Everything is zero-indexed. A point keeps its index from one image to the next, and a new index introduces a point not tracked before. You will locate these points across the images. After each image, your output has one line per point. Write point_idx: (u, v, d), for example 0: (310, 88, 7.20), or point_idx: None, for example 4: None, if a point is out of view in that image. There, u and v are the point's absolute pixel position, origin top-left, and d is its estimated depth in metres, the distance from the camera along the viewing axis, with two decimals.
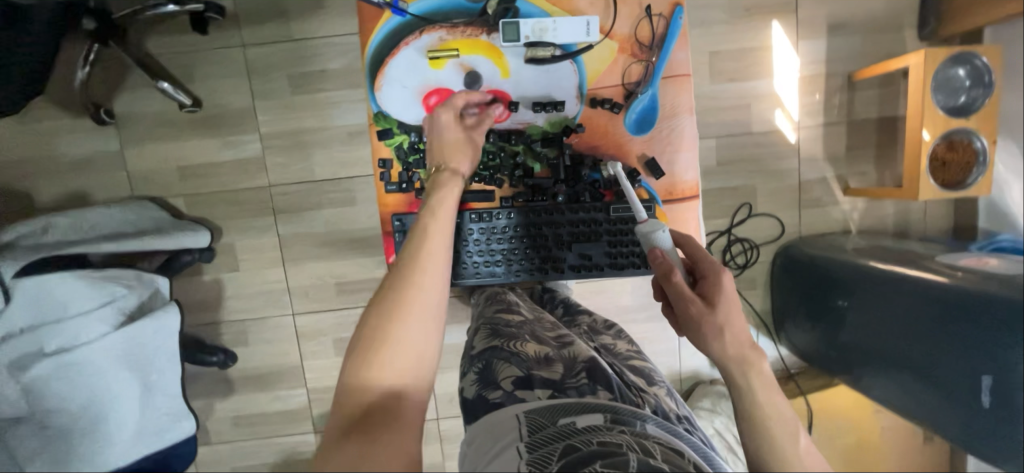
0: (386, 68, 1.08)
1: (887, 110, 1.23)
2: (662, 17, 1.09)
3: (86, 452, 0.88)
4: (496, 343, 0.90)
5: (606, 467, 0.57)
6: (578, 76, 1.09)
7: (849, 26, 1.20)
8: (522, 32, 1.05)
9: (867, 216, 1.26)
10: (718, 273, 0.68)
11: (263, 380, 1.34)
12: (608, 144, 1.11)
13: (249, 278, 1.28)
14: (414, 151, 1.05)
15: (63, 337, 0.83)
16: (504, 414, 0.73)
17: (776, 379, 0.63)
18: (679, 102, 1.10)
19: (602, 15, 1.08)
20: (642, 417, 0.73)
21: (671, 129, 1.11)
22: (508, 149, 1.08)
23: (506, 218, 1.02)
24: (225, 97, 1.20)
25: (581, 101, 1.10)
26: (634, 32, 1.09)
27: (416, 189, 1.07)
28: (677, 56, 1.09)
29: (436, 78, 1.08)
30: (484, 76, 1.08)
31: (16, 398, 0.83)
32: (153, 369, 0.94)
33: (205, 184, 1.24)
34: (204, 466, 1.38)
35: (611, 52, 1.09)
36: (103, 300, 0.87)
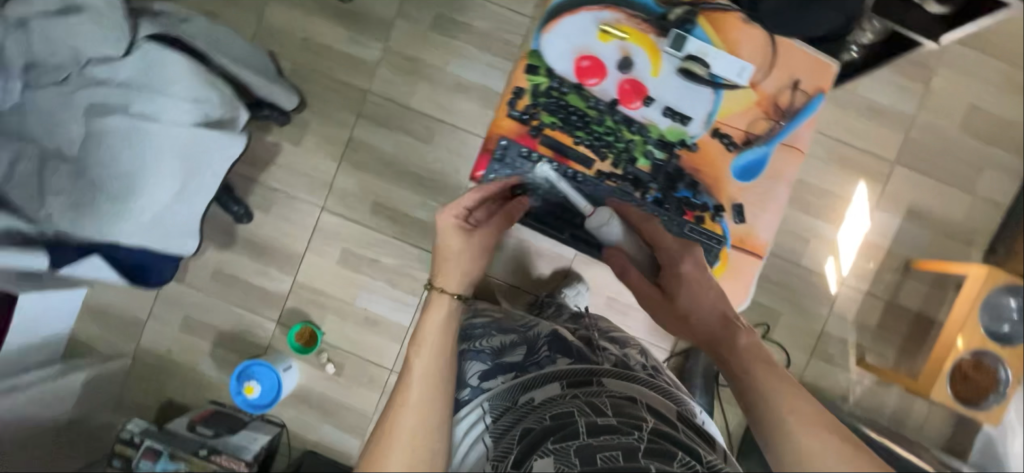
0: (558, 19, 0.87)
1: (928, 310, 1.26)
2: (810, 91, 0.88)
3: (107, 217, 0.89)
4: (462, 346, 0.87)
5: (556, 445, 0.61)
6: (711, 106, 0.89)
7: (925, 219, 1.25)
8: (691, 43, 0.86)
9: (869, 394, 1.26)
10: (677, 251, 0.83)
11: (260, 252, 1.35)
12: (709, 174, 0.90)
13: (303, 158, 1.33)
14: (548, 95, 0.87)
15: (147, 105, 0.87)
16: (464, 408, 0.76)
17: (737, 345, 0.65)
18: (787, 170, 0.89)
19: (764, 60, 0.87)
20: (600, 373, 0.76)
21: (764, 190, 0.89)
22: (626, 132, 0.90)
23: (586, 188, 0.89)
24: (374, 2, 1.30)
25: (703, 127, 0.89)
26: (778, 93, 0.88)
27: (535, 129, 0.88)
28: (801, 129, 0.88)
29: (595, 50, 0.87)
30: (636, 71, 0.88)
31: (77, 136, 0.89)
32: (196, 177, 0.95)
33: (313, 61, 1.31)
34: (163, 301, 1.38)
35: (748, 101, 0.88)
36: (191, 98, 0.89)
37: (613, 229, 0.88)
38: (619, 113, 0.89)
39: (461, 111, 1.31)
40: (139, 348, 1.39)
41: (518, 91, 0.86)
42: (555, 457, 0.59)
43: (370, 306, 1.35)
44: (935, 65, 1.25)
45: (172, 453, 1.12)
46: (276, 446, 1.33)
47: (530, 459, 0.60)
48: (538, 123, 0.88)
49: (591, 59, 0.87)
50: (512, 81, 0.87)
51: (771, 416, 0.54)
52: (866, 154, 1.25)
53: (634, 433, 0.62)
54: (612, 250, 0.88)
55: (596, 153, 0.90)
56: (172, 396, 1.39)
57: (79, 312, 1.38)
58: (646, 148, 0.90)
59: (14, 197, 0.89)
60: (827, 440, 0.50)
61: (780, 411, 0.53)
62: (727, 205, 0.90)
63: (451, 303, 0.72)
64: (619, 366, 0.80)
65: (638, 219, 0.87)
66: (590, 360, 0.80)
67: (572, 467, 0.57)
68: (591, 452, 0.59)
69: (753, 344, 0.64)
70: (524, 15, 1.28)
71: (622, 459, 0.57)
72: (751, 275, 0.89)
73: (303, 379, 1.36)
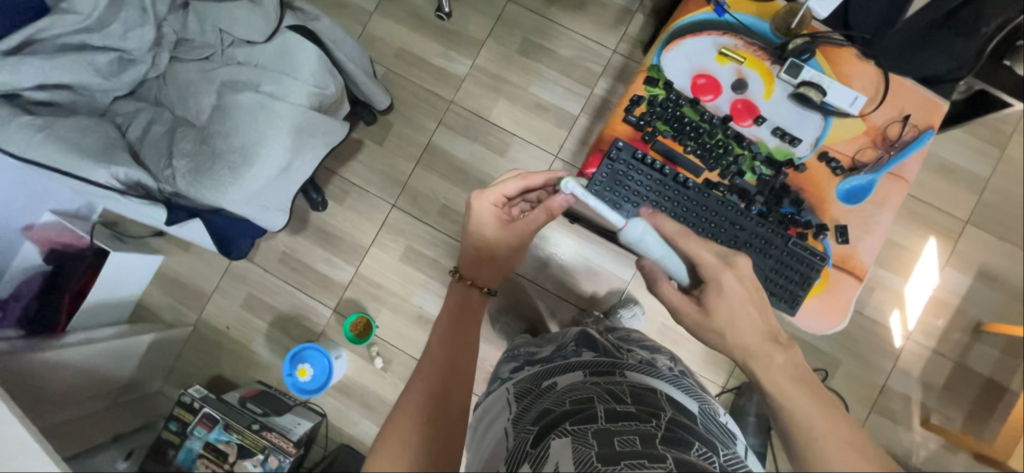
0: (680, 40, 0.88)
1: (999, 376, 1.21)
2: (922, 126, 0.86)
3: (215, 185, 0.95)
4: (500, 367, 0.91)
5: (574, 426, 0.59)
6: (819, 133, 0.87)
7: (997, 282, 1.23)
8: (808, 71, 0.84)
9: (931, 458, 1.21)
10: (717, 270, 0.67)
11: (329, 241, 1.40)
12: (809, 195, 0.87)
13: (382, 156, 1.40)
14: (668, 106, 0.87)
15: (277, 86, 0.98)
16: (497, 398, 0.78)
17: (772, 362, 0.60)
18: (892, 197, 0.85)
19: (873, 93, 0.86)
20: (622, 366, 0.75)
21: (868, 215, 0.85)
22: (734, 148, 0.88)
23: (693, 194, 0.85)
24: (469, 24, 1.41)
25: (811, 150, 0.87)
26: (885, 125, 0.86)
27: (648, 137, 0.87)
28: (911, 159, 0.85)
29: (712, 72, 0.88)
30: (748, 92, 0.87)
31: (208, 108, 1.01)
32: (301, 155, 1.01)
33: (406, 70, 1.42)
34: (230, 277, 1.42)
35: (857, 131, 0.86)
36: (313, 83, 0.99)
37: (648, 244, 0.73)
38: (731, 130, 0.88)
39: (537, 128, 1.37)
40: (200, 320, 1.41)
41: (637, 98, 0.87)
42: (572, 437, 0.56)
43: (424, 306, 1.37)
44: (1010, 131, 1.26)
45: (227, 423, 1.12)
46: (315, 436, 1.30)
47: (546, 439, 0.58)
48: (655, 132, 0.87)
49: (708, 78, 0.88)
50: (630, 90, 0.89)
51: (805, 442, 0.52)
52: (938, 209, 1.25)
53: (652, 421, 0.60)
54: (646, 265, 0.75)
55: (705, 163, 0.88)
56: (221, 373, 1.39)
57: (151, 278, 1.42)
58: (753, 164, 0.88)
59: (144, 155, 0.99)
60: (862, 468, 0.49)
61: (817, 437, 0.52)
62: (830, 225, 0.86)
63: (469, 290, 0.77)
64: (643, 364, 0.78)
65: (675, 235, 0.72)
66: (615, 356, 0.79)
67: (589, 446, 0.54)
68: (607, 434, 0.56)
69: (792, 365, 0.59)
70: (606, 47, 1.37)
71: (639, 444, 0.55)
72: (850, 298, 0.84)
73: (351, 370, 1.36)
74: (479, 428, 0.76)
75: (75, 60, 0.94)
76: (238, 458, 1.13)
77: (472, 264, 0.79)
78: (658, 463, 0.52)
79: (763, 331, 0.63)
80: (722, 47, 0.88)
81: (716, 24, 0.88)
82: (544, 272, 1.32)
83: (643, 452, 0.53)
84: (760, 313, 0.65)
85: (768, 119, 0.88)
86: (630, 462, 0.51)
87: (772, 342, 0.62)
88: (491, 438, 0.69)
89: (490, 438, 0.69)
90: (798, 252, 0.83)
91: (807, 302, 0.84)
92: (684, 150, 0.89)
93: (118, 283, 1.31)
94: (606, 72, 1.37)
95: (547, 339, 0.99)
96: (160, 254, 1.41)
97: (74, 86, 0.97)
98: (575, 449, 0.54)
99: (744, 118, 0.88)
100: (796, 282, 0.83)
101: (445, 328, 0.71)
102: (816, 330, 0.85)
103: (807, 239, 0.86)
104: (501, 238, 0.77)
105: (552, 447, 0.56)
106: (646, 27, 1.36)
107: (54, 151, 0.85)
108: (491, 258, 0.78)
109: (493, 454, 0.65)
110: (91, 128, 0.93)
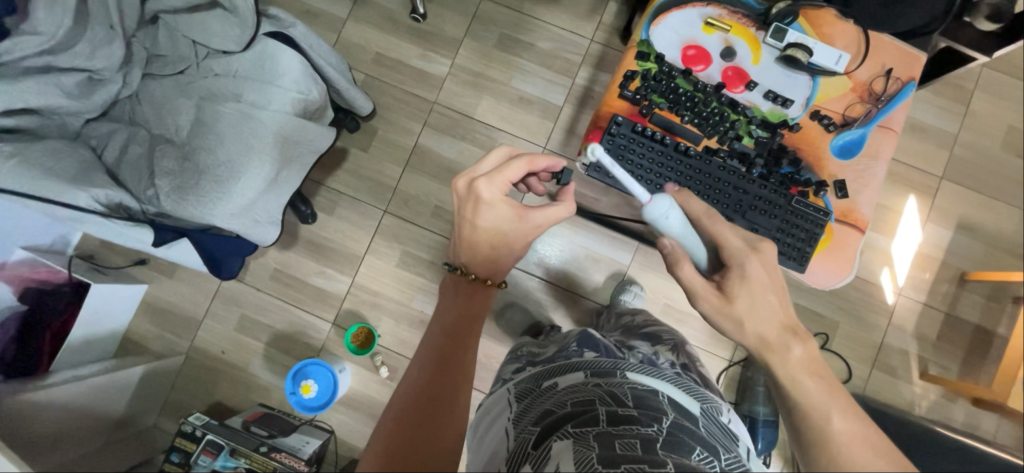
0: (666, 14, 0.91)
1: (987, 322, 1.26)
2: (904, 78, 0.89)
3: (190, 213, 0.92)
4: (504, 366, 0.88)
5: (575, 428, 0.55)
6: (809, 93, 0.90)
7: (976, 232, 1.29)
8: (793, 33, 0.87)
9: (933, 408, 1.24)
10: (741, 253, 0.67)
11: (321, 253, 1.37)
12: (806, 154, 0.90)
13: (368, 162, 1.38)
14: (662, 78, 0.89)
15: (259, 96, 0.96)
16: (497, 397, 0.74)
17: (790, 356, 0.61)
18: (884, 149, 0.88)
19: (855, 51, 0.90)
20: (624, 367, 0.70)
21: (864, 168, 0.88)
22: (729, 115, 0.90)
23: (694, 162, 0.88)
24: (445, 24, 1.41)
25: (803, 110, 0.90)
26: (870, 81, 0.90)
27: (645, 110, 0.89)
28: (898, 110, 0.88)
29: (700, 42, 0.90)
30: (736, 59, 0.90)
31: (187, 124, 0.98)
32: (287, 168, 0.99)
33: (385, 75, 1.41)
34: (221, 300, 1.37)
35: (843, 88, 0.90)
36: (296, 90, 0.97)
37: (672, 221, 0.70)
38: (724, 96, 0.90)
39: (523, 121, 1.38)
40: (192, 348, 1.36)
41: (631, 73, 0.89)
42: (573, 439, 0.54)
43: (425, 310, 1.35)
44: (973, 88, 1.32)
45: (233, 448, 1.09)
46: (324, 454, 1.26)
47: (548, 440, 0.55)
48: (652, 106, 0.89)
49: (698, 48, 0.90)
50: (622, 67, 0.90)
51: (818, 435, 0.54)
52: (914, 168, 1.30)
53: (653, 425, 0.57)
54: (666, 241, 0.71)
55: (704, 131, 0.90)
56: (220, 400, 1.34)
57: (136, 310, 1.36)
58: (750, 127, 0.90)
59: (125, 178, 0.96)
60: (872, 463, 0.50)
61: (825, 429, 0.54)
62: (829, 181, 0.88)
63: (469, 284, 0.76)
64: (643, 365, 0.74)
65: (699, 215, 0.71)
66: (616, 356, 0.76)
67: (590, 449, 0.52)
68: (609, 437, 0.54)
69: (809, 359, 0.61)
70: (584, 36, 1.38)
71: (640, 448, 0.52)
72: (854, 252, 0.87)
73: (356, 383, 1.33)
74: (478, 429, 0.72)
75: (41, 82, 0.90)
76: None
77: (471, 257, 0.75)
78: (658, 469, 0.49)
79: (781, 324, 0.64)
80: (708, 17, 0.90)
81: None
82: (544, 265, 1.32)
83: (644, 456, 0.51)
84: (780, 304, 0.65)
85: (759, 83, 0.90)
86: (630, 466, 0.49)
87: (791, 334, 0.63)
88: (493, 437, 0.65)
89: (490, 438, 0.66)
90: (800, 210, 0.86)
91: (813, 259, 0.86)
92: (682, 120, 0.90)
93: (101, 316, 1.25)
94: (586, 61, 1.38)
95: (549, 339, 0.96)
96: (144, 283, 1.35)
97: (41, 109, 0.93)
98: (575, 451, 0.51)
99: (735, 83, 0.90)
100: (802, 240, 0.85)
101: (436, 347, 0.69)
102: (828, 285, 0.87)
103: (809, 196, 0.88)
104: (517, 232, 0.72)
105: (554, 449, 0.53)
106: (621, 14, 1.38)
107: (33, 179, 0.81)
108: (505, 253, 0.74)
109: (493, 454, 0.62)
110: (62, 150, 0.89)
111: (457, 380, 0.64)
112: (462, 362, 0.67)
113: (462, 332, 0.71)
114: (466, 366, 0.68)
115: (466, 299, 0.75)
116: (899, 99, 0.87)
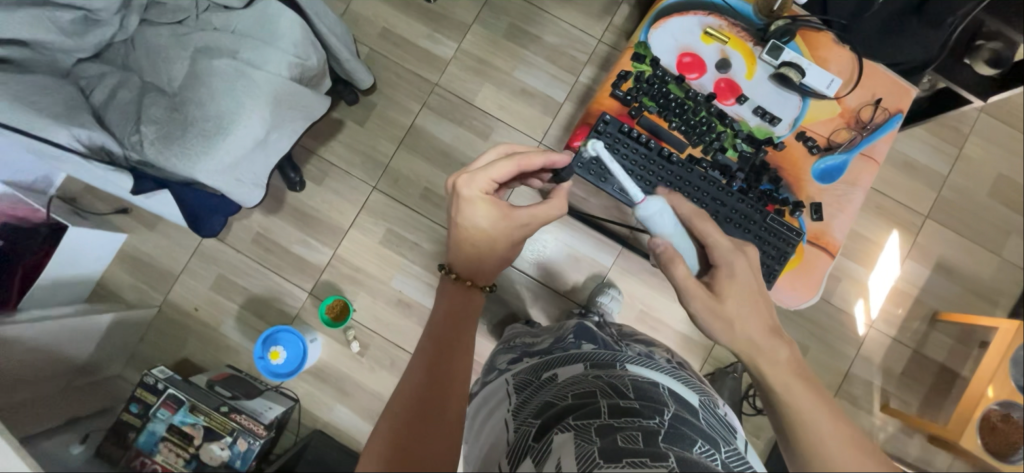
0: (667, 19, 0.92)
1: (953, 363, 1.28)
2: (891, 110, 0.91)
3: (197, 161, 0.90)
4: (498, 356, 0.89)
5: (577, 421, 0.55)
6: (797, 113, 0.91)
7: (952, 274, 1.30)
8: (788, 52, 0.88)
9: (890, 441, 1.26)
10: (730, 254, 0.69)
11: (306, 222, 1.36)
12: (786, 173, 0.91)
13: (363, 137, 1.38)
14: (655, 82, 0.90)
15: (255, 54, 0.94)
16: (496, 386, 0.75)
17: (777, 357, 0.60)
18: (862, 178, 0.90)
19: (847, 78, 0.91)
20: (623, 359, 0.72)
21: (842, 194, 0.90)
22: (717, 126, 0.91)
23: (676, 168, 0.88)
24: (455, 7, 1.40)
25: (789, 129, 0.91)
26: (858, 109, 0.91)
27: (635, 112, 0.90)
28: (880, 141, 0.90)
29: (697, 51, 0.92)
30: (730, 71, 0.91)
31: (179, 75, 0.97)
32: (278, 130, 0.97)
33: (390, 51, 1.40)
34: (200, 257, 1.36)
35: (831, 113, 0.91)
36: (294, 54, 0.95)
37: (665, 221, 0.75)
38: (714, 107, 0.91)
39: (522, 114, 1.37)
40: (166, 302, 1.35)
41: (624, 73, 0.90)
42: (574, 432, 0.53)
43: (403, 290, 1.35)
44: (967, 132, 1.34)
45: (193, 405, 1.09)
46: (286, 421, 1.26)
47: (550, 433, 0.55)
48: (643, 110, 0.91)
49: (693, 56, 0.92)
50: (618, 66, 0.92)
51: (815, 448, 0.52)
52: (901, 205, 1.32)
53: (655, 417, 0.57)
54: (658, 240, 0.73)
55: (689, 139, 0.91)
56: (188, 356, 1.33)
57: (113, 258, 1.35)
58: (735, 141, 0.91)
59: (110, 120, 0.95)
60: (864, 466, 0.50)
61: (820, 438, 0.53)
62: (805, 202, 0.90)
63: (459, 289, 0.71)
64: (641, 358, 0.76)
65: (690, 215, 0.76)
66: (614, 349, 0.77)
67: (591, 443, 0.51)
68: (609, 429, 0.53)
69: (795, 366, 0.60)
70: (593, 36, 1.38)
71: (641, 441, 0.52)
72: (821, 275, 0.88)
73: (326, 355, 1.33)
74: (476, 420, 0.72)
75: (34, 15, 0.91)
76: (205, 442, 1.09)
77: (461, 257, 0.73)
78: (659, 462, 0.49)
79: (766, 324, 0.63)
80: (707, 27, 0.91)
81: (702, 5, 0.92)
82: (526, 260, 1.32)
83: (645, 450, 0.50)
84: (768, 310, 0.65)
85: (750, 98, 0.92)
86: (631, 459, 0.48)
87: (776, 336, 0.62)
88: (491, 430, 0.65)
89: (488, 430, 0.66)
90: (774, 226, 0.87)
91: (782, 277, 0.87)
92: (671, 127, 0.91)
93: (76, 260, 1.23)
94: (591, 61, 1.38)
95: (543, 331, 0.98)
96: (123, 233, 1.34)
97: (31, 42, 0.93)
98: (577, 445, 0.51)
99: (727, 96, 0.91)
100: (771, 256, 0.86)
101: (436, 325, 0.67)
102: (793, 305, 0.88)
103: (783, 215, 0.89)
104: (501, 230, 0.71)
105: (555, 442, 0.53)
106: (632, 17, 1.37)
107: (14, 111, 0.81)
108: (488, 252, 0.72)
109: (493, 447, 0.61)
110: (50, 87, 0.89)
111: (463, 356, 0.63)
112: (467, 339, 0.66)
113: (463, 318, 0.68)
114: (469, 344, 0.66)
115: (458, 298, 0.71)
116: (883, 129, 0.89)
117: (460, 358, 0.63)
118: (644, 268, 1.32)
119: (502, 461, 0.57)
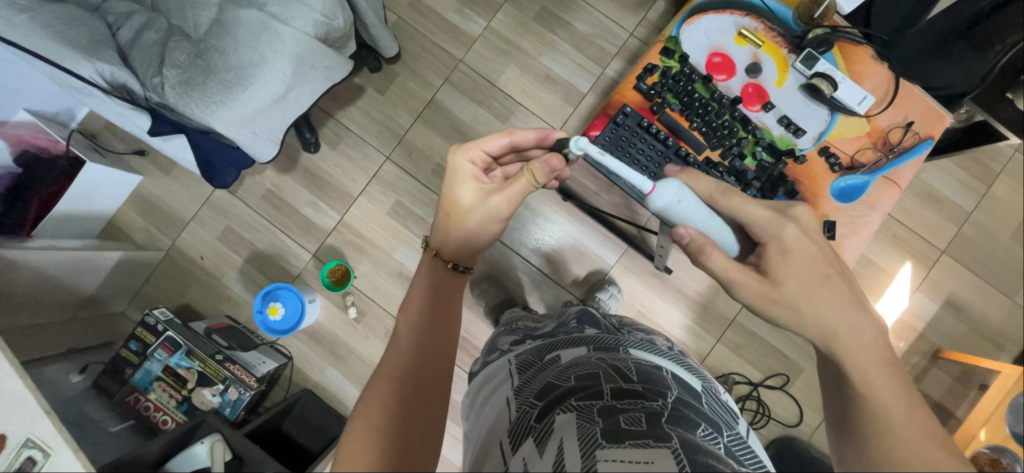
0: (702, 15, 0.90)
1: (948, 402, 1.26)
2: (922, 135, 0.88)
3: (221, 107, 0.90)
4: (496, 339, 0.89)
5: (580, 401, 0.55)
6: (823, 128, 0.89)
7: (962, 314, 1.27)
8: (823, 63, 0.86)
9: None
10: (773, 226, 0.65)
11: (318, 184, 1.37)
12: (804, 189, 0.89)
13: (382, 105, 1.37)
14: (681, 79, 0.89)
15: (281, 8, 0.93)
16: (498, 365, 0.75)
17: None
18: (884, 202, 0.87)
19: (879, 98, 0.89)
20: (626, 344, 0.72)
21: (859, 215, 0.87)
22: (739, 132, 0.90)
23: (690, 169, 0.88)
24: None
25: (814, 143, 0.89)
26: (888, 131, 0.89)
27: (657, 107, 0.89)
28: (906, 167, 0.88)
29: (728, 51, 0.90)
30: (760, 76, 0.89)
31: (206, 22, 0.98)
32: (297, 88, 0.97)
33: (419, 21, 1.38)
34: (210, 207, 1.38)
35: (859, 132, 0.88)
36: (321, 12, 0.93)
37: (683, 205, 0.67)
38: (739, 111, 0.90)
39: (543, 100, 1.35)
40: (173, 247, 1.37)
41: (650, 67, 0.89)
42: (576, 413, 0.53)
43: (404, 262, 1.35)
44: (998, 169, 1.30)
45: (190, 350, 1.11)
46: (278, 377, 1.28)
47: (552, 413, 0.55)
48: (666, 107, 0.90)
49: (723, 57, 0.90)
50: (645, 59, 0.91)
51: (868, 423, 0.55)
52: (919, 236, 1.29)
53: (658, 399, 0.57)
54: (683, 229, 0.66)
55: (709, 140, 0.90)
56: (190, 302, 1.36)
57: (126, 198, 1.37)
58: (755, 149, 0.90)
59: (133, 60, 0.96)
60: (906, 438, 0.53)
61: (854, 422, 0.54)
62: (819, 219, 0.88)
63: (438, 268, 0.72)
64: (643, 343, 0.75)
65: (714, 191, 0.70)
66: (616, 333, 0.77)
67: (593, 423, 0.51)
68: (613, 410, 0.53)
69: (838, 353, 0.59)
70: (625, 28, 1.35)
71: (645, 423, 0.52)
72: None
73: (322, 317, 1.34)
74: (477, 400, 0.72)
75: None
76: (196, 386, 1.11)
77: (457, 243, 0.71)
78: (662, 443, 0.49)
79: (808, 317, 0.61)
80: (743, 28, 0.89)
81: (740, 4, 0.90)
82: (529, 247, 1.32)
83: (648, 431, 0.50)
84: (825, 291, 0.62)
85: (776, 105, 0.90)
86: (633, 441, 0.49)
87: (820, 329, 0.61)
88: (493, 409, 0.65)
89: (490, 410, 0.65)
90: None
91: None
92: (691, 127, 0.90)
93: (90, 195, 1.25)
94: (620, 54, 1.35)
95: (546, 316, 0.97)
96: (138, 175, 1.36)
97: None
98: (579, 426, 0.51)
99: (752, 101, 0.90)
100: None
101: (417, 299, 0.69)
102: None
103: None
104: (472, 201, 0.69)
105: (557, 422, 0.53)
106: (667, 13, 1.34)
107: (43, 39, 0.82)
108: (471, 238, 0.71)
109: (493, 425, 0.61)
110: (78, 20, 0.90)
111: (448, 329, 0.66)
112: (455, 320, 0.68)
113: (448, 300, 0.70)
114: (452, 325, 0.67)
115: (447, 284, 0.71)
116: (911, 154, 0.86)
117: (442, 327, 0.65)
118: (647, 270, 1.31)
119: (503, 440, 0.57)
